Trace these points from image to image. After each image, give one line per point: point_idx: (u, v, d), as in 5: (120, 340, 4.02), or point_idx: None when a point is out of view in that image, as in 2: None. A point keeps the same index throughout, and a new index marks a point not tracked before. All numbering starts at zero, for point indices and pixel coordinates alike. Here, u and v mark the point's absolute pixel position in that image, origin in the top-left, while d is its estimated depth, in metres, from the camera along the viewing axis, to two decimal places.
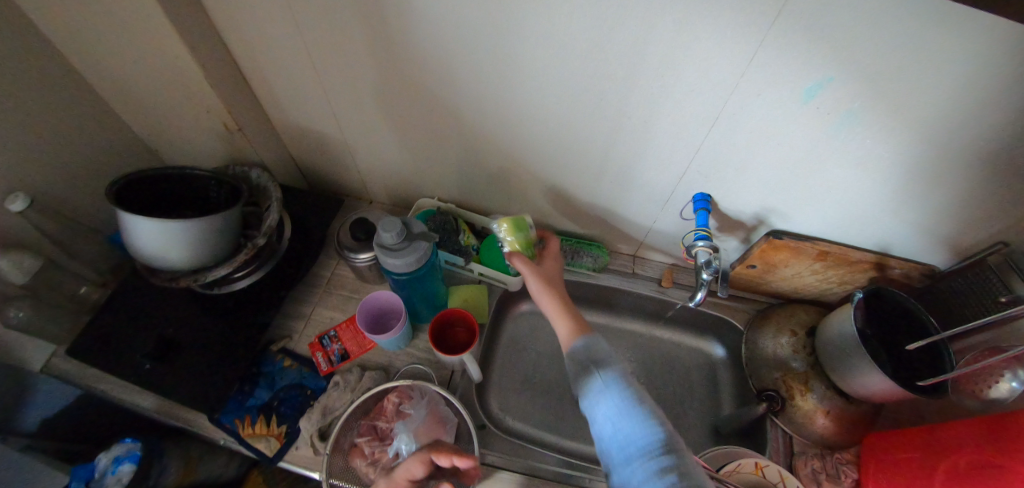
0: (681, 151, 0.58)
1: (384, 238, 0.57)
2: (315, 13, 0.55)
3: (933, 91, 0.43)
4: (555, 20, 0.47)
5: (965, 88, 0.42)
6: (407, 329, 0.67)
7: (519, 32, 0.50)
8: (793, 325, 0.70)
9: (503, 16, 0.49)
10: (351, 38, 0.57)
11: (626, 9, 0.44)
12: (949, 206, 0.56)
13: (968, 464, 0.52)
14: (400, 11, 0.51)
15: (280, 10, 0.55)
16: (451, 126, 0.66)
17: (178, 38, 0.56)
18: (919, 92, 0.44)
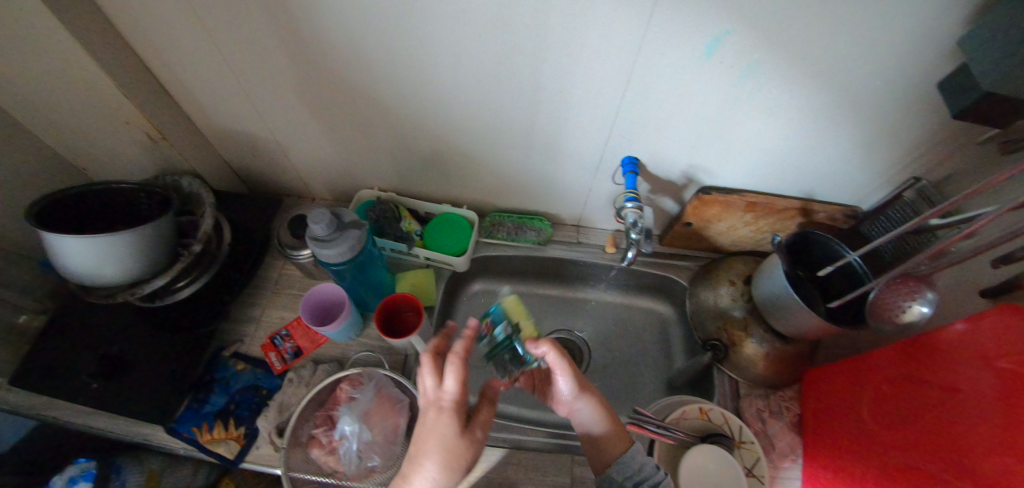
0: (602, 117, 0.60)
1: (315, 230, 0.56)
2: (214, 9, 0.52)
3: (817, 28, 0.46)
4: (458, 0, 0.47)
5: (845, 19, 0.45)
6: (356, 319, 0.67)
7: (423, 12, 0.49)
8: (732, 275, 0.74)
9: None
10: (257, 33, 0.55)
11: None
12: (849, 142, 0.61)
13: (891, 388, 0.58)
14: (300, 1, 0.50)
15: (178, 9, 0.53)
16: (377, 116, 0.65)
17: (78, 46, 0.54)
18: (805, 30, 0.46)
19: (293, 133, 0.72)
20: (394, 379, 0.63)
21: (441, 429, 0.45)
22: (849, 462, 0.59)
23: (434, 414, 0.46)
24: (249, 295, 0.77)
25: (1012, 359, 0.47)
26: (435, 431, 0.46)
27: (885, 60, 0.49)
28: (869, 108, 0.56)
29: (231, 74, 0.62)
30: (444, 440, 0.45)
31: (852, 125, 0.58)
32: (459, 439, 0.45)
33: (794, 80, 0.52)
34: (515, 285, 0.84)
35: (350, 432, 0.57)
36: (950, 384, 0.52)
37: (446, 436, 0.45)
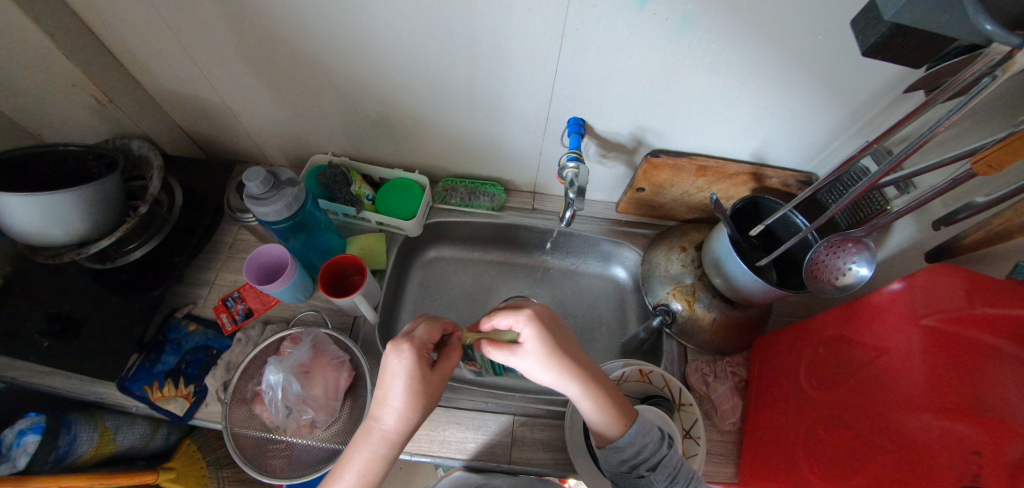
0: (543, 74, 0.59)
1: (250, 188, 0.57)
2: None
3: None
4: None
5: None
6: (302, 281, 0.68)
7: None
8: (684, 242, 0.74)
9: None
10: None
11: None
12: (798, 106, 0.59)
13: (829, 350, 0.58)
14: None
15: None
16: (323, 78, 0.64)
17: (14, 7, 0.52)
18: None
19: (242, 98, 0.71)
20: (333, 337, 0.65)
21: (398, 370, 0.45)
22: (785, 422, 0.59)
23: (393, 352, 0.46)
24: (203, 260, 0.78)
25: (938, 317, 0.47)
26: (396, 374, 0.45)
27: (834, 24, 0.47)
28: (819, 70, 0.53)
29: (169, 38, 0.61)
30: (403, 379, 0.45)
31: (798, 89, 0.56)
32: (420, 377, 0.46)
33: (734, 39, 0.51)
34: (471, 252, 0.84)
35: (275, 382, 0.58)
36: (877, 344, 0.52)
37: (411, 372, 0.45)
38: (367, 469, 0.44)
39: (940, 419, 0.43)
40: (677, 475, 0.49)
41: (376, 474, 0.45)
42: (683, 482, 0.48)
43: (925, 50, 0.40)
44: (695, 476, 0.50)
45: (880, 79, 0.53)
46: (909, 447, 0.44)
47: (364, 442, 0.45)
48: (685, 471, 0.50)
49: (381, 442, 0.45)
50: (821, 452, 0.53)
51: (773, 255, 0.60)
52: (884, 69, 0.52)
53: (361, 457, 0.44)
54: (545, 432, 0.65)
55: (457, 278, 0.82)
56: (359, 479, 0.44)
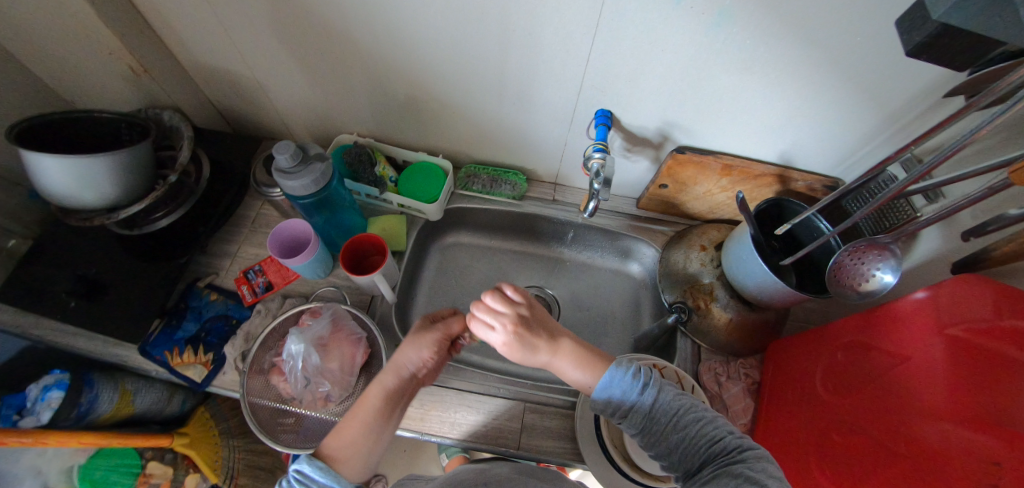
0: (575, 64, 0.59)
1: (280, 161, 0.59)
2: None
3: None
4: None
5: None
6: (324, 257, 0.69)
7: None
8: (704, 242, 0.74)
9: None
10: None
11: None
12: (831, 108, 0.58)
13: (846, 357, 0.58)
14: None
15: None
16: (355, 58, 0.65)
17: None
18: None
19: (273, 74, 0.72)
20: (351, 313, 0.66)
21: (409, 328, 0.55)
22: (797, 426, 0.59)
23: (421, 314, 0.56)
24: (226, 232, 0.79)
25: (966, 328, 0.47)
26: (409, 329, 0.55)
27: (877, 24, 0.47)
28: (858, 72, 0.53)
29: (206, 10, 0.61)
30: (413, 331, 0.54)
31: (834, 91, 0.56)
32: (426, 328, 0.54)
33: (773, 34, 0.50)
34: (488, 240, 0.84)
35: (295, 351, 0.60)
36: (900, 352, 0.52)
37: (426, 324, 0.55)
38: (375, 399, 0.49)
39: (959, 428, 0.42)
40: (655, 417, 0.46)
41: (384, 408, 0.49)
42: (663, 423, 0.46)
43: (970, 54, 0.39)
44: (680, 411, 0.46)
45: (919, 84, 0.52)
46: (925, 456, 0.44)
47: (380, 379, 0.51)
48: (665, 408, 0.47)
49: (392, 374, 0.51)
50: (834, 456, 0.53)
51: (797, 262, 0.60)
52: (924, 74, 0.51)
53: (377, 390, 0.50)
54: (554, 421, 0.65)
55: (473, 264, 0.83)
56: (371, 407, 0.48)
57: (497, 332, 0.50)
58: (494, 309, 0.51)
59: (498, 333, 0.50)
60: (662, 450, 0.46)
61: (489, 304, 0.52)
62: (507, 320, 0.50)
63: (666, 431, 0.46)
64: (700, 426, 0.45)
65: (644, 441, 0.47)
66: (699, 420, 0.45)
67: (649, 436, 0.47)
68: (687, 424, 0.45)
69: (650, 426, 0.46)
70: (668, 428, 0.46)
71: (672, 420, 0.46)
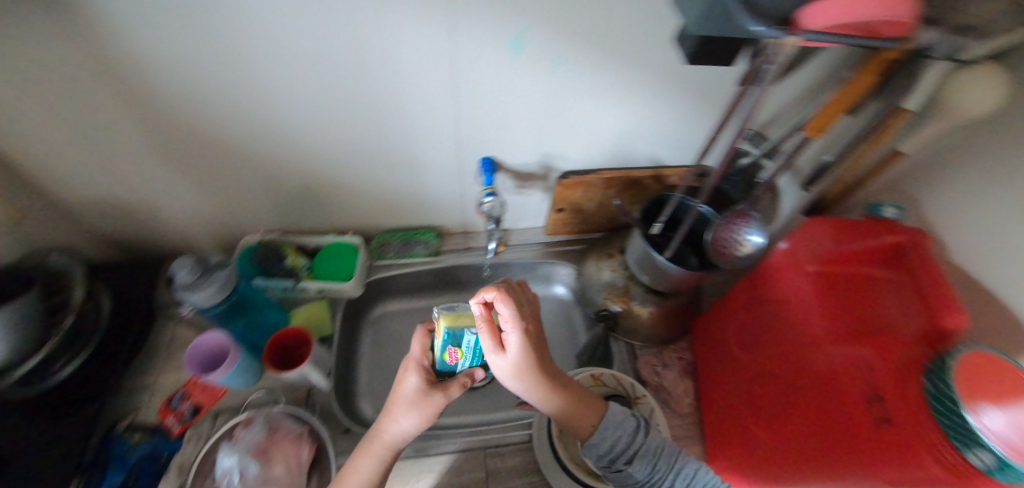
0: (447, 124, 0.66)
1: (180, 277, 0.59)
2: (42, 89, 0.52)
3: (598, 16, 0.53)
4: (275, 43, 0.51)
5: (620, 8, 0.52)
6: (251, 362, 0.67)
7: (253, 57, 0.52)
8: (612, 249, 0.78)
9: (229, 48, 0.50)
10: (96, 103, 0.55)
11: (327, 10, 0.48)
12: (670, 114, 0.68)
13: (745, 315, 0.66)
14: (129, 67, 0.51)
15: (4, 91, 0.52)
16: (242, 162, 0.67)
17: None
18: (591, 19, 0.53)
19: (162, 194, 0.72)
20: (288, 411, 0.64)
21: (406, 380, 0.52)
22: (730, 391, 0.65)
23: (403, 371, 0.53)
24: (141, 364, 0.75)
25: (819, 262, 0.58)
26: (405, 385, 0.52)
27: (671, 43, 0.57)
28: (677, 81, 0.63)
29: (78, 149, 0.61)
30: (407, 391, 0.51)
31: (666, 100, 0.65)
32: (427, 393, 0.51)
33: (600, 65, 0.59)
34: (419, 299, 0.86)
35: (228, 466, 0.57)
36: (779, 296, 0.61)
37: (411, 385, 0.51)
38: (369, 465, 0.51)
39: (839, 348, 0.51)
40: (658, 461, 0.51)
41: (377, 475, 0.51)
42: (666, 469, 0.51)
43: (733, 51, 0.49)
44: (680, 457, 0.52)
45: (722, 80, 0.63)
46: (823, 378, 0.52)
47: (369, 449, 0.51)
48: (666, 453, 0.52)
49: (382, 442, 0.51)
50: (762, 403, 0.60)
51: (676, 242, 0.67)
52: (722, 72, 0.62)
53: (368, 460, 0.51)
54: (515, 459, 0.66)
55: (410, 328, 0.84)
56: (366, 473, 0.51)
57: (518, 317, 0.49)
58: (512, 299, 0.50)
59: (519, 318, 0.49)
60: None
61: (494, 302, 0.49)
62: (520, 323, 0.48)
63: (668, 479, 0.50)
64: (697, 474, 0.51)
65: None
66: (695, 468, 0.52)
67: (646, 481, 0.50)
68: (687, 472, 0.51)
69: (653, 474, 0.50)
70: (670, 475, 0.50)
71: (672, 464, 0.51)
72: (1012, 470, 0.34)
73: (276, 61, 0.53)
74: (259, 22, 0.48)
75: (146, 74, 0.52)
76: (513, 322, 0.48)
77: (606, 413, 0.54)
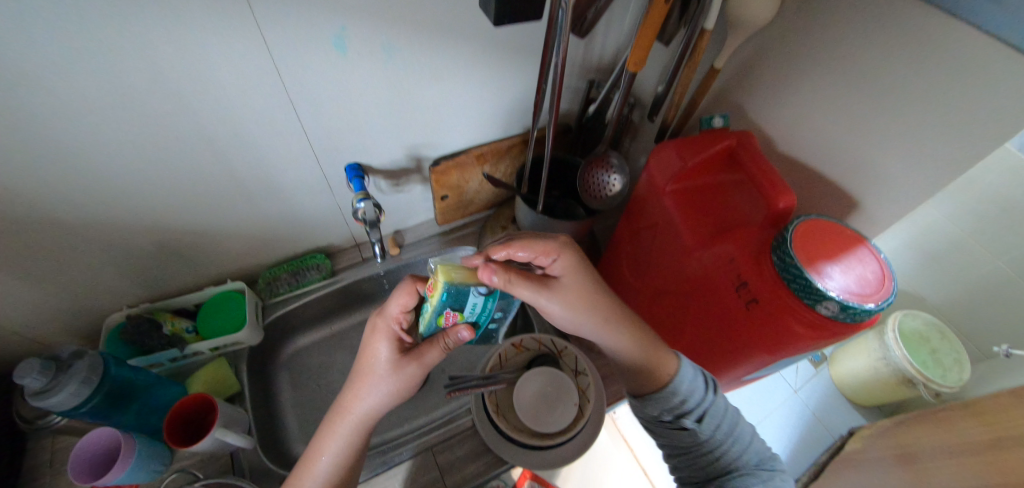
0: (294, 141, 0.63)
1: (28, 385, 0.51)
2: None
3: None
4: (60, 95, 0.45)
5: None
6: (151, 449, 0.61)
7: (30, 117, 0.45)
8: (504, 222, 0.81)
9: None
10: None
11: (107, 46, 0.43)
12: (514, 76, 0.71)
13: (631, 246, 0.71)
14: None
15: None
16: (69, 237, 0.59)
17: None
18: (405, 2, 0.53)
19: None
20: (210, 483, 0.59)
21: (378, 351, 0.49)
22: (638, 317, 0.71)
23: (377, 338, 0.50)
24: None
25: (674, 180, 0.62)
26: (377, 355, 0.49)
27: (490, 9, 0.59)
28: (508, 44, 0.65)
29: None
30: (380, 360, 0.49)
31: (504, 64, 0.68)
32: (395, 369, 0.48)
33: (432, 45, 0.59)
34: (331, 325, 0.83)
35: None
36: (653, 220, 0.66)
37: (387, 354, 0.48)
38: (337, 452, 0.48)
39: (709, 249, 0.58)
40: (724, 423, 0.50)
41: (346, 463, 0.49)
42: (729, 434, 0.50)
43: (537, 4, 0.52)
44: (740, 423, 0.51)
45: None
46: (705, 277, 0.58)
47: (325, 436, 0.49)
48: (731, 417, 0.51)
49: (345, 425, 0.49)
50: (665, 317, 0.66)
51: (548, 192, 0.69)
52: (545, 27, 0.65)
53: (326, 449, 0.48)
54: (467, 446, 0.67)
55: (328, 357, 0.81)
56: (321, 470, 0.48)
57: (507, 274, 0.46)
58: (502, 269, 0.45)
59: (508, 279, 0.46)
60: (704, 455, 0.50)
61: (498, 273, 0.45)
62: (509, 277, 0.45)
63: (727, 439, 0.49)
64: (750, 440, 0.51)
65: (694, 448, 0.50)
66: (751, 435, 0.51)
67: (709, 438, 0.49)
68: (745, 437, 0.50)
69: (717, 433, 0.49)
70: (730, 436, 0.50)
71: (734, 428, 0.50)
72: (853, 310, 0.44)
73: (70, 114, 0.47)
74: (30, 76, 0.42)
75: None
76: (552, 251, 0.53)
77: (684, 364, 0.52)
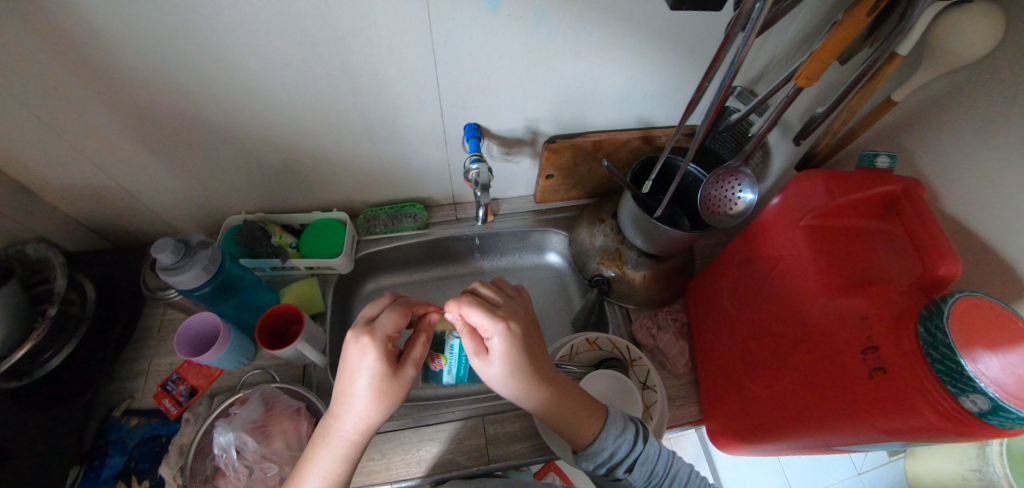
0: (425, 91, 0.63)
1: (161, 260, 0.57)
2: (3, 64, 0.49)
3: None
4: (243, 6, 0.48)
5: None
6: (241, 342, 0.67)
7: (214, 22, 0.49)
8: (602, 215, 0.79)
9: (187, 10, 0.47)
10: (56, 79, 0.52)
11: None
12: (658, 68, 0.66)
13: (738, 273, 0.65)
14: (85, 32, 0.48)
15: None
16: (218, 138, 0.65)
17: None
18: None
19: (139, 178, 0.69)
20: (283, 388, 0.64)
21: (359, 366, 0.46)
22: (724, 349, 0.65)
23: (355, 350, 0.46)
24: (134, 350, 0.74)
25: (812, 215, 0.55)
26: (360, 369, 0.46)
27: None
28: (664, 33, 0.60)
29: (43, 132, 0.58)
30: (364, 371, 0.45)
31: (653, 56, 0.63)
32: (383, 379, 0.46)
33: (585, 18, 0.56)
34: (411, 274, 0.86)
35: (224, 442, 0.56)
36: (773, 251, 0.59)
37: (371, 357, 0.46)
38: (332, 465, 0.46)
39: (834, 301, 0.51)
40: (655, 467, 0.51)
41: (345, 472, 0.46)
42: (662, 474, 0.51)
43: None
44: (672, 464, 0.53)
45: (711, 29, 0.61)
46: (819, 330, 0.52)
47: (318, 451, 0.46)
48: (663, 458, 0.53)
49: (346, 445, 0.46)
50: (755, 359, 0.60)
51: (668, 198, 0.65)
52: (711, 20, 0.59)
53: (318, 464, 0.46)
54: (514, 424, 0.66)
55: None
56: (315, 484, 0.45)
57: (496, 317, 0.48)
58: (480, 308, 0.48)
59: (485, 327, 0.48)
60: None
61: (466, 313, 0.49)
62: (490, 323, 0.47)
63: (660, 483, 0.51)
64: (684, 477, 0.53)
65: None
66: (684, 472, 0.54)
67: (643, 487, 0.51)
68: (677, 476, 0.53)
69: (650, 479, 0.51)
70: (663, 479, 0.51)
71: (666, 469, 0.52)
72: (1010, 414, 0.35)
73: (246, 25, 0.50)
74: None
75: (103, 40, 0.49)
76: (492, 329, 0.47)
77: (610, 413, 0.53)
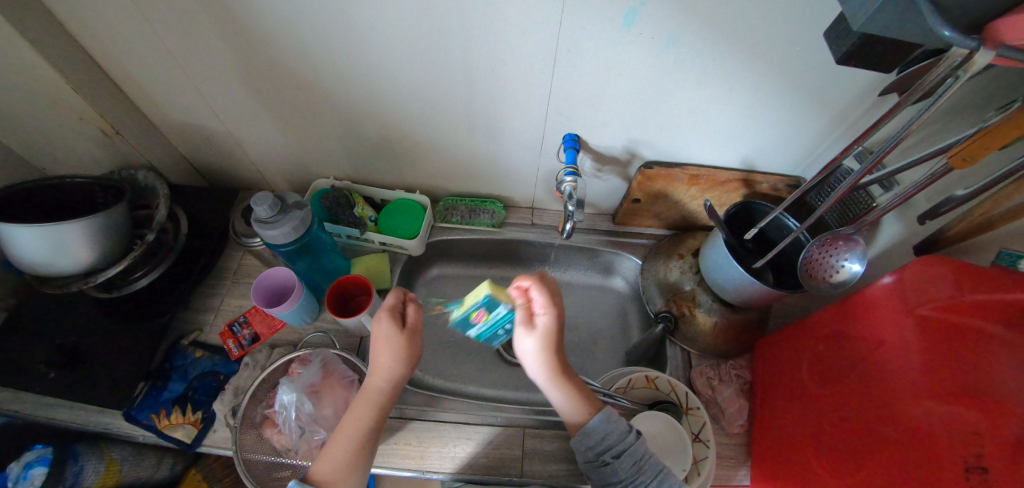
0: (535, 95, 0.62)
1: (258, 212, 0.59)
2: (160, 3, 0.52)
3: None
4: None
5: None
6: (309, 302, 0.69)
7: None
8: (682, 250, 0.77)
9: None
10: (202, 25, 0.55)
11: None
12: (782, 113, 0.62)
13: (826, 348, 0.61)
14: None
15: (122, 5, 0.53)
16: (329, 105, 0.66)
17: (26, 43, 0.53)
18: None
19: (249, 128, 0.72)
20: (342, 356, 0.65)
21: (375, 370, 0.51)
22: (790, 423, 0.61)
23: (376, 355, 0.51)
24: (209, 285, 0.78)
25: (933, 306, 0.49)
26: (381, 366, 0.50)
27: (813, 34, 0.50)
28: (800, 79, 0.56)
29: (174, 69, 0.62)
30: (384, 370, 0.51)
31: (781, 100, 0.60)
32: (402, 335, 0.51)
33: (719, 49, 0.53)
34: (474, 268, 0.87)
35: (286, 400, 0.59)
36: (875, 336, 0.54)
37: (390, 334, 0.50)
38: (369, 406, 0.50)
39: (940, 406, 0.45)
40: (644, 465, 0.49)
41: (377, 413, 0.50)
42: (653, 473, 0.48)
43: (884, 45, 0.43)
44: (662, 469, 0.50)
45: (857, 84, 0.56)
46: (913, 432, 0.46)
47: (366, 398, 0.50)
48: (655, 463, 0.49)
49: (377, 391, 0.50)
50: (826, 444, 0.55)
51: (767, 258, 0.62)
52: (859, 75, 0.55)
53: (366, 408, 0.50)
54: (553, 444, 0.65)
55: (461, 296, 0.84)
56: (363, 423, 0.49)
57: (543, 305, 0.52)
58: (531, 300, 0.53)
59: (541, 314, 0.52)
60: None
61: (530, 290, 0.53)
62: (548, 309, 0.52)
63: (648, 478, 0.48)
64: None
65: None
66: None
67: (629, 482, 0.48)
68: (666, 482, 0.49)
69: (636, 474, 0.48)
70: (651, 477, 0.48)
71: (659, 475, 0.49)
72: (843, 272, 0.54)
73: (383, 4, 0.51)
74: None
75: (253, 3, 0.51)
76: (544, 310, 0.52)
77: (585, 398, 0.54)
